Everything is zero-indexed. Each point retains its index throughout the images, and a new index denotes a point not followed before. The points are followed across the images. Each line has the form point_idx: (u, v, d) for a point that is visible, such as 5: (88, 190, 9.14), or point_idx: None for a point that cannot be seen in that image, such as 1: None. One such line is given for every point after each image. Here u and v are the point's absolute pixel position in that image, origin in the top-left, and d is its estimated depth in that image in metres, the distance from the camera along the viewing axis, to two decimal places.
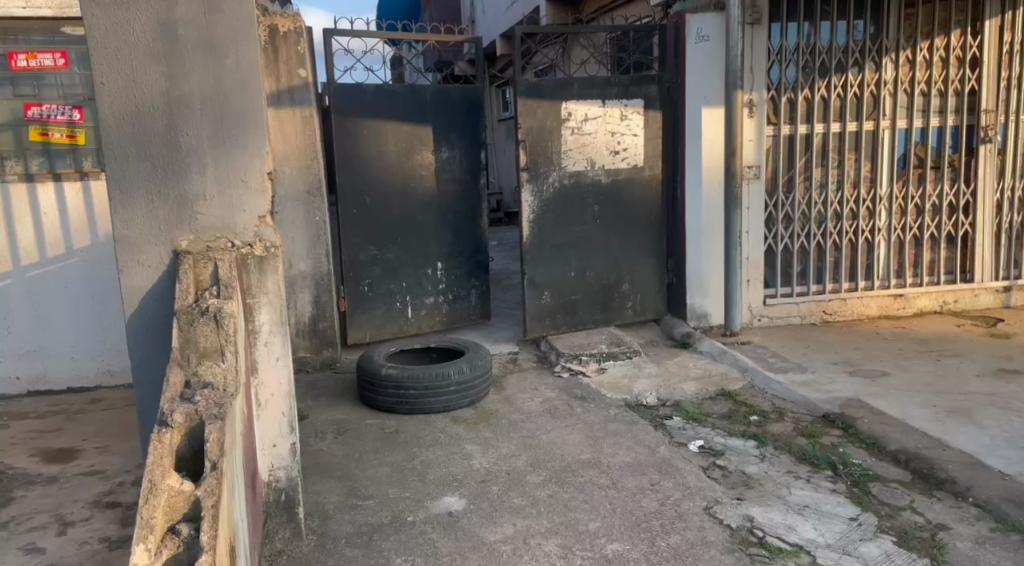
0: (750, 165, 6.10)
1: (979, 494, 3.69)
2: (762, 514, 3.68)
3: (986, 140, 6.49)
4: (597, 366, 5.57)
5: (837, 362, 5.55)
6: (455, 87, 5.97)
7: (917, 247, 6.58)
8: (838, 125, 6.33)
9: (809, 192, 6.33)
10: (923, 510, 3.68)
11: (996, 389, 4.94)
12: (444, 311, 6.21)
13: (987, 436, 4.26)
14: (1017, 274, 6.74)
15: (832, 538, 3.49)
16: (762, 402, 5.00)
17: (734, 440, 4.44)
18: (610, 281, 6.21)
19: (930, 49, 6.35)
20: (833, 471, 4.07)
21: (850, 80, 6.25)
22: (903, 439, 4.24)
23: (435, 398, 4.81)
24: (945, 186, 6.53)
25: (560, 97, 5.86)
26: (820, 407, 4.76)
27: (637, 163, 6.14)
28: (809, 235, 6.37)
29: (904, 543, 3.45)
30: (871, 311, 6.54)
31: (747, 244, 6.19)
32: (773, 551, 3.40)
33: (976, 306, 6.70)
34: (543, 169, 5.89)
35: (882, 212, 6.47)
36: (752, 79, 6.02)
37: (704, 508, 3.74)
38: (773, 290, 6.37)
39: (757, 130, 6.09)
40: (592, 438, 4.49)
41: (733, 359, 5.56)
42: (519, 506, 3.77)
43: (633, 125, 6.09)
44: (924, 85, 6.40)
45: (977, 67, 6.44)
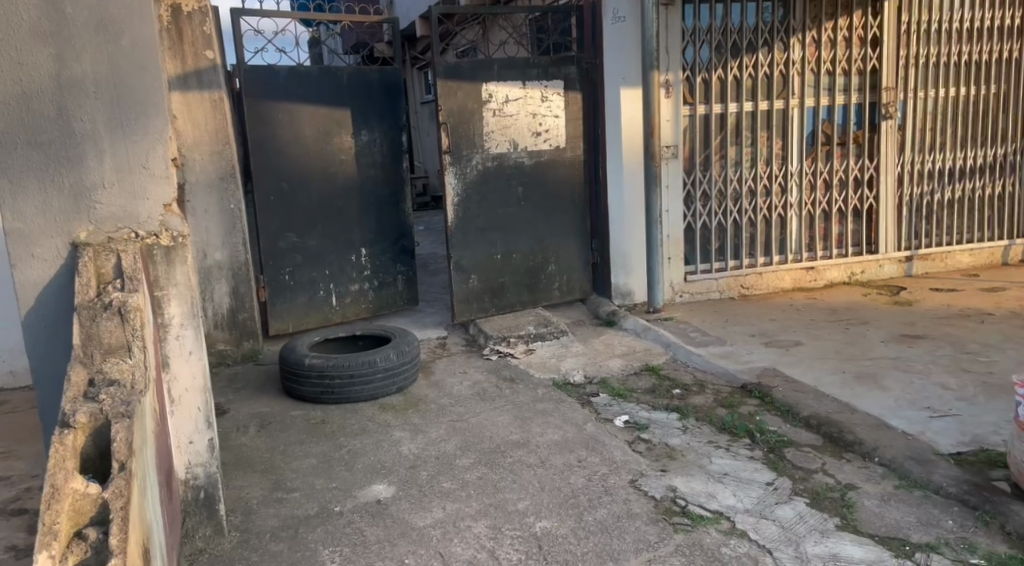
0: (668, 145, 6.22)
1: (884, 454, 3.86)
2: (684, 484, 3.77)
3: (887, 117, 6.74)
4: (525, 347, 5.61)
5: (753, 333, 5.72)
6: (372, 68, 5.88)
7: (827, 220, 6.81)
8: (750, 104, 6.48)
9: (724, 170, 6.46)
10: (833, 471, 3.84)
11: (900, 353, 5.18)
12: (369, 297, 6.15)
13: (892, 398, 4.47)
14: (917, 245, 7.07)
15: (749, 503, 3.60)
16: (685, 375, 5.12)
17: (657, 414, 4.54)
18: (535, 263, 6.24)
19: (834, 28, 6.54)
20: (751, 438, 4.20)
21: (761, 60, 6.41)
22: (815, 405, 4.40)
23: (361, 386, 4.77)
24: (851, 162, 6.76)
25: (479, 78, 5.82)
26: (738, 377, 4.91)
27: (557, 145, 6.17)
28: (726, 212, 6.53)
29: (816, 504, 3.59)
30: (785, 284, 6.76)
31: (667, 222, 6.31)
32: (695, 519, 3.49)
33: (881, 275, 7.00)
34: (465, 151, 5.86)
35: (793, 188, 6.67)
36: (667, 61, 6.12)
37: (629, 481, 3.82)
38: (693, 267, 6.52)
39: (673, 110, 6.22)
40: (521, 419, 4.52)
41: (657, 335, 5.68)
42: (449, 490, 3.78)
43: (554, 106, 6.11)
44: (830, 64, 6.60)
45: (877, 46, 6.68)
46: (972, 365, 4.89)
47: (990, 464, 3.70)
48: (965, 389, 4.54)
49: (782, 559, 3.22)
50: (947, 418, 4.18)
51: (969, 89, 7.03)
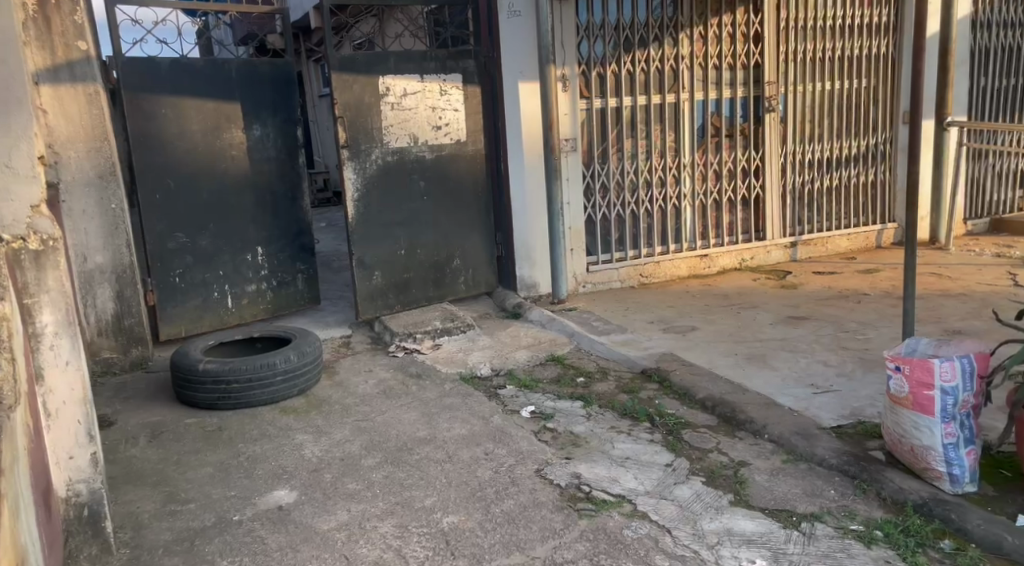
0: (567, 138, 6.28)
1: (773, 431, 4.03)
2: (588, 470, 3.84)
3: (770, 110, 7.02)
4: (431, 342, 5.58)
5: (653, 320, 5.86)
6: (262, 61, 5.72)
7: (719, 209, 7.04)
8: (644, 98, 6.62)
9: (621, 162, 6.59)
10: (727, 450, 3.97)
11: (787, 333, 5.42)
12: (267, 298, 5.99)
13: (780, 377, 4.67)
14: (802, 231, 7.41)
15: (649, 485, 3.70)
16: (588, 363, 5.21)
17: (562, 403, 4.60)
18: (440, 258, 6.21)
19: (719, 24, 6.75)
20: (650, 422, 4.30)
21: (652, 54, 6.55)
22: (710, 387, 4.55)
23: (260, 390, 4.65)
24: (739, 153, 7.00)
25: (375, 72, 5.74)
26: (639, 363, 5.03)
27: (459, 139, 6.14)
28: (624, 204, 6.66)
29: (712, 482, 3.71)
30: (681, 271, 6.96)
31: (568, 214, 6.38)
32: (598, 504, 3.55)
33: (769, 261, 7.29)
34: (363, 145, 5.77)
35: (686, 178, 6.85)
36: (563, 55, 6.17)
37: (536, 470, 3.85)
38: (595, 257, 6.63)
39: (571, 104, 6.26)
40: (427, 415, 4.50)
41: (562, 325, 5.74)
42: (354, 491, 3.73)
43: (453, 100, 6.08)
44: (717, 59, 6.80)
45: (759, 42, 6.94)
46: (852, 342, 5.16)
47: (867, 434, 3.91)
48: (845, 365, 4.79)
49: (681, 537, 3.31)
50: (829, 394, 4.40)
51: (845, 83, 7.38)
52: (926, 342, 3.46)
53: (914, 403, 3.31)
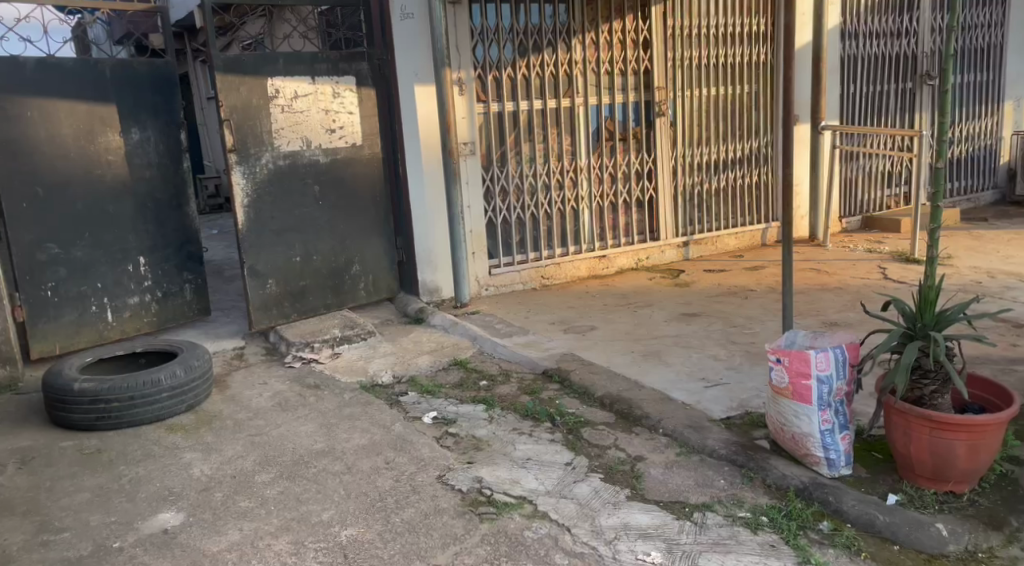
0: (465, 142, 6.30)
1: (667, 425, 4.15)
2: (489, 473, 3.85)
3: (661, 114, 7.23)
4: (330, 351, 5.48)
5: (554, 321, 5.94)
6: (139, 61, 5.51)
7: (615, 211, 7.20)
8: (539, 102, 6.70)
9: (520, 166, 6.64)
10: (624, 446, 4.07)
11: (681, 330, 5.59)
12: (152, 310, 5.77)
13: (673, 373, 4.82)
14: (693, 231, 7.66)
15: (549, 485, 3.75)
16: (491, 366, 5.23)
17: (465, 407, 4.60)
18: (338, 264, 6.11)
19: (610, 31, 6.91)
20: (551, 422, 4.36)
21: (546, 59, 6.65)
22: (607, 385, 4.65)
23: (144, 407, 4.47)
24: (632, 156, 7.17)
25: (264, 73, 5.58)
26: (540, 364, 5.09)
27: (354, 142, 6.07)
28: (524, 206, 6.72)
29: (610, 478, 3.80)
30: (581, 272, 7.09)
31: (468, 217, 6.39)
32: (499, 507, 3.57)
33: (663, 260, 7.52)
34: (253, 150, 5.61)
35: (583, 181, 6.97)
36: (458, 58, 6.17)
37: (437, 477, 3.84)
38: (496, 260, 6.67)
39: (467, 107, 6.28)
40: (325, 426, 4.42)
41: (464, 329, 5.75)
42: (247, 509, 3.64)
43: (347, 103, 5.99)
44: (608, 64, 6.96)
45: (648, 49, 7.15)
46: (740, 337, 5.36)
47: (754, 425, 4.08)
48: (734, 359, 4.98)
49: (580, 535, 3.37)
50: (719, 387, 4.57)
51: (730, 89, 7.69)
52: (803, 334, 3.64)
53: (794, 393, 3.48)
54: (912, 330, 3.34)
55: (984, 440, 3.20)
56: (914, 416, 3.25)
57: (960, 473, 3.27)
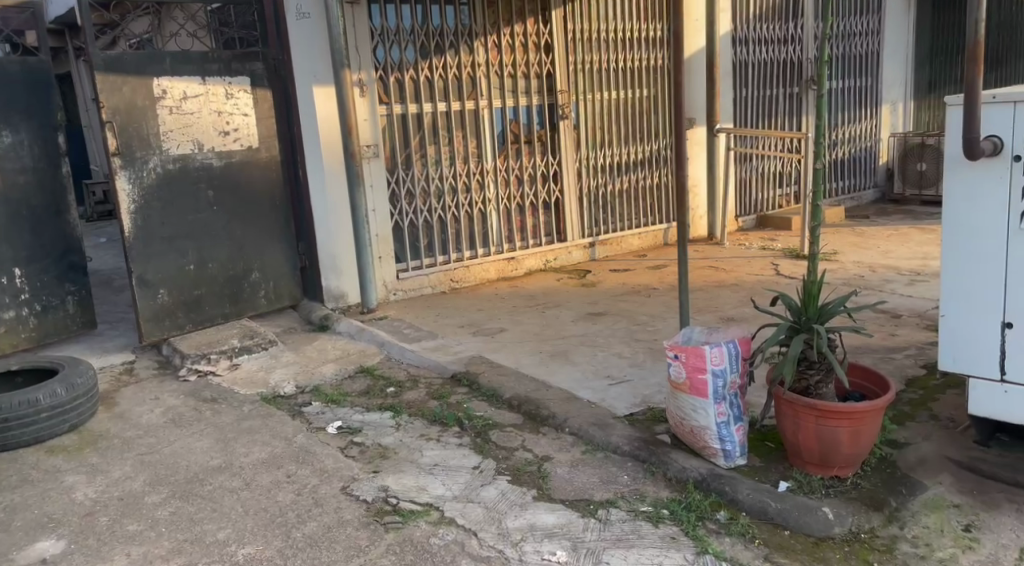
0: (368, 144, 6.21)
1: (573, 424, 4.20)
2: (396, 482, 3.80)
3: (564, 117, 7.32)
4: (228, 362, 5.32)
5: (463, 324, 5.93)
6: (11, 61, 5.24)
7: (522, 214, 7.24)
8: (444, 104, 6.67)
9: (425, 168, 6.60)
10: (532, 446, 4.10)
11: (587, 329, 5.68)
12: (30, 325, 5.49)
13: (578, 372, 4.88)
14: (599, 232, 7.79)
15: (457, 490, 3.73)
16: (398, 371, 5.19)
17: (371, 415, 4.53)
18: (236, 271, 5.94)
19: (511, 34, 6.95)
20: (459, 426, 4.35)
21: (449, 61, 6.63)
22: (515, 387, 4.68)
23: (21, 429, 4.24)
24: (537, 158, 7.24)
25: (148, 73, 5.36)
26: (449, 368, 5.06)
27: (250, 145, 5.91)
28: (431, 209, 6.68)
29: (516, 480, 3.81)
30: (490, 275, 7.10)
31: (374, 221, 6.30)
32: (405, 515, 3.53)
33: (570, 261, 7.62)
34: (139, 154, 5.39)
35: (490, 184, 6.99)
36: (358, 59, 6.07)
37: (341, 488, 3.77)
38: (404, 265, 6.61)
39: (369, 109, 6.20)
40: (222, 441, 4.29)
41: (371, 335, 5.67)
42: (135, 532, 3.49)
43: (241, 104, 5.84)
44: (511, 68, 7.01)
45: (549, 52, 7.23)
46: (644, 335, 5.48)
47: (656, 420, 4.17)
48: (637, 356, 5.08)
49: (486, 538, 3.37)
50: (623, 384, 4.66)
51: (630, 93, 7.86)
52: (698, 331, 3.74)
53: (691, 387, 3.58)
54: (796, 323, 3.48)
55: (864, 426, 3.36)
56: (800, 405, 3.38)
57: (844, 459, 3.43)
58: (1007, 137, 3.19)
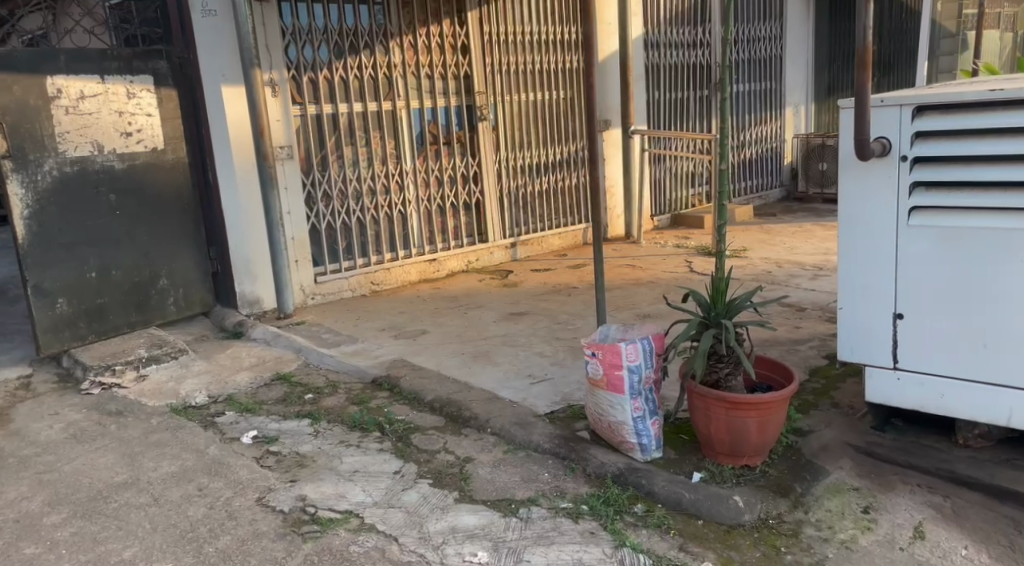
0: (281, 146, 6.07)
1: (494, 424, 4.20)
2: (314, 490, 3.72)
3: (482, 118, 7.32)
4: (135, 374, 5.12)
5: (383, 328, 5.87)
6: None
7: (443, 215, 7.21)
8: (360, 105, 6.59)
9: (342, 170, 6.50)
10: (453, 448, 4.08)
11: (508, 329, 5.70)
12: None
13: (500, 372, 4.89)
14: (520, 232, 7.83)
15: (377, 496, 3.68)
16: (317, 377, 5.09)
17: (288, 423, 4.43)
18: (142, 278, 5.74)
19: (427, 35, 6.92)
20: (380, 431, 4.30)
21: (364, 61, 6.55)
22: (437, 389, 4.65)
23: None
24: (457, 159, 7.22)
25: (41, 71, 5.11)
26: (369, 373, 5.00)
27: (155, 146, 5.71)
28: (349, 212, 6.58)
29: (438, 483, 3.79)
30: (411, 277, 7.06)
31: (290, 224, 6.17)
32: (324, 524, 3.46)
33: (493, 261, 7.63)
34: (33, 156, 5.13)
35: (409, 185, 6.93)
36: (269, 59, 5.94)
37: (256, 499, 3.67)
38: (322, 268, 6.50)
39: (282, 110, 6.07)
40: (128, 456, 4.14)
41: (287, 341, 5.55)
42: (32, 556, 3.33)
43: (144, 104, 5.62)
44: (427, 68, 6.97)
45: (466, 53, 7.22)
46: (564, 333, 5.53)
47: (576, 417, 4.21)
48: (557, 355, 5.12)
49: (407, 543, 3.34)
50: (543, 383, 4.69)
51: (547, 94, 7.91)
52: (615, 328, 3.79)
53: (608, 383, 3.62)
54: (706, 319, 3.56)
55: (771, 415, 3.47)
56: (711, 397, 3.46)
57: (752, 448, 3.53)
58: (895, 138, 3.34)
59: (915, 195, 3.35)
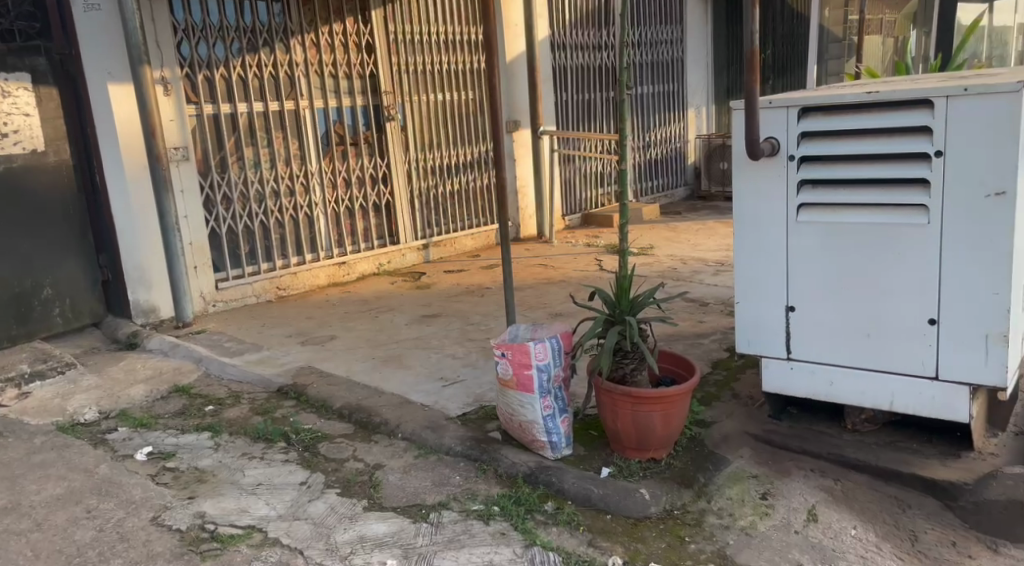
0: (176, 147, 5.81)
1: (405, 429, 4.12)
2: (213, 506, 3.57)
3: (390, 118, 7.21)
4: (18, 391, 4.83)
5: (290, 334, 5.71)
6: None
7: (352, 217, 7.07)
8: (260, 104, 6.39)
9: (244, 171, 6.29)
10: (363, 456, 3.99)
11: (420, 332, 5.62)
12: None
13: (412, 376, 4.81)
14: (432, 233, 7.74)
15: (282, 508, 3.56)
16: (218, 388, 4.90)
17: (186, 437, 4.25)
18: (24, 288, 5.44)
19: (330, 33, 6.77)
20: (286, 441, 4.16)
21: (263, 60, 6.36)
22: (346, 396, 4.54)
23: None
24: (365, 160, 7.09)
25: None
26: (274, 381, 4.84)
27: (34, 148, 5.39)
28: (251, 215, 6.37)
29: (346, 492, 3.69)
30: (320, 281, 6.89)
31: (186, 229, 5.92)
32: (225, 540, 3.32)
33: (405, 263, 7.52)
34: None
35: (316, 187, 6.77)
36: (160, 56, 5.68)
37: (150, 519, 3.50)
38: (223, 274, 6.26)
39: (175, 109, 5.81)
40: (9, 479, 3.88)
41: (187, 351, 5.33)
42: None
43: (21, 103, 5.31)
44: (331, 67, 6.82)
45: (371, 52, 7.10)
46: (477, 335, 5.48)
47: (488, 418, 4.17)
48: (470, 356, 5.08)
49: (313, 556, 3.23)
50: (456, 385, 4.63)
51: (456, 94, 7.86)
52: (524, 328, 3.77)
53: (517, 383, 3.60)
54: (611, 315, 3.58)
55: (675, 409, 3.50)
56: (617, 393, 3.48)
57: (657, 442, 3.57)
58: (783, 139, 3.42)
59: (803, 192, 3.43)
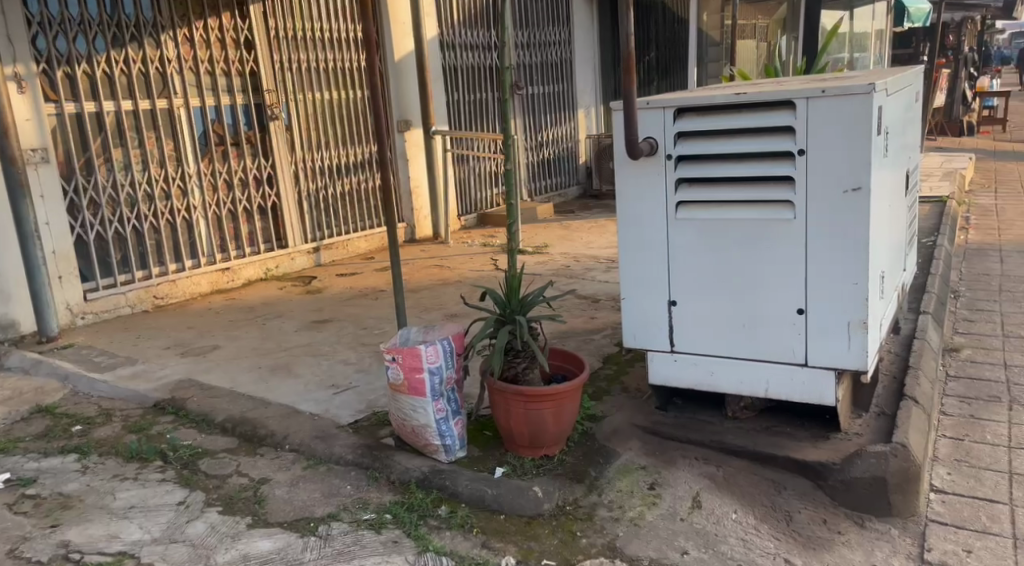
0: (33, 149, 5.40)
1: (293, 440, 3.95)
2: (79, 534, 3.32)
3: (273, 117, 6.96)
4: None
5: (169, 345, 5.41)
6: None
7: (235, 220, 6.80)
8: (129, 102, 6.06)
9: (112, 174, 5.94)
10: (247, 470, 3.79)
11: (310, 339, 5.43)
12: None
13: (301, 384, 4.62)
14: (322, 236, 7.52)
15: (157, 531, 3.34)
16: (88, 406, 4.58)
17: (50, 461, 3.95)
18: None
19: (204, 28, 6.47)
20: (162, 460, 3.92)
21: (131, 55, 6.01)
22: (229, 408, 4.32)
23: None
24: (247, 161, 6.81)
25: None
26: (151, 397, 4.56)
27: None
28: (122, 220, 6.01)
29: (228, 509, 3.50)
30: (201, 288, 6.54)
31: (49, 236, 5.52)
32: None
33: (294, 268, 7.26)
34: None
35: (193, 188, 6.47)
36: (11, 50, 5.28)
37: (7, 551, 3.22)
38: (93, 284, 5.88)
39: (32, 109, 5.40)
40: None
41: (51, 368, 4.96)
42: None
43: None
44: (207, 64, 6.52)
45: (251, 49, 6.83)
46: (369, 339, 5.33)
47: (379, 424, 4.04)
48: (362, 362, 4.93)
49: None
50: (347, 392, 4.48)
51: (342, 93, 7.66)
52: (415, 330, 3.67)
53: (409, 387, 3.50)
54: (502, 315, 3.53)
55: (564, 407, 3.48)
56: (509, 393, 3.43)
57: (549, 440, 3.54)
58: (660, 138, 3.44)
59: (681, 190, 3.46)
